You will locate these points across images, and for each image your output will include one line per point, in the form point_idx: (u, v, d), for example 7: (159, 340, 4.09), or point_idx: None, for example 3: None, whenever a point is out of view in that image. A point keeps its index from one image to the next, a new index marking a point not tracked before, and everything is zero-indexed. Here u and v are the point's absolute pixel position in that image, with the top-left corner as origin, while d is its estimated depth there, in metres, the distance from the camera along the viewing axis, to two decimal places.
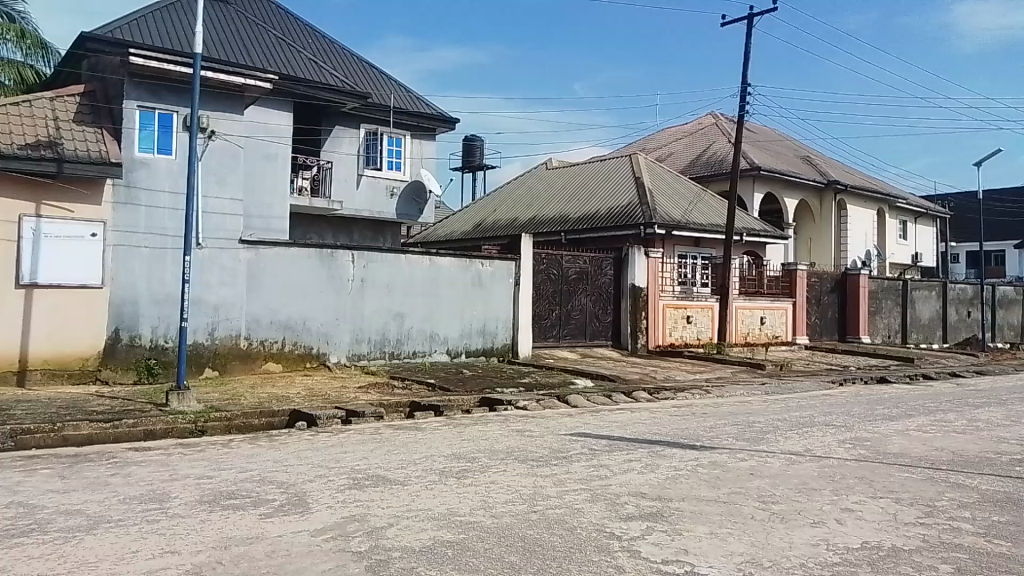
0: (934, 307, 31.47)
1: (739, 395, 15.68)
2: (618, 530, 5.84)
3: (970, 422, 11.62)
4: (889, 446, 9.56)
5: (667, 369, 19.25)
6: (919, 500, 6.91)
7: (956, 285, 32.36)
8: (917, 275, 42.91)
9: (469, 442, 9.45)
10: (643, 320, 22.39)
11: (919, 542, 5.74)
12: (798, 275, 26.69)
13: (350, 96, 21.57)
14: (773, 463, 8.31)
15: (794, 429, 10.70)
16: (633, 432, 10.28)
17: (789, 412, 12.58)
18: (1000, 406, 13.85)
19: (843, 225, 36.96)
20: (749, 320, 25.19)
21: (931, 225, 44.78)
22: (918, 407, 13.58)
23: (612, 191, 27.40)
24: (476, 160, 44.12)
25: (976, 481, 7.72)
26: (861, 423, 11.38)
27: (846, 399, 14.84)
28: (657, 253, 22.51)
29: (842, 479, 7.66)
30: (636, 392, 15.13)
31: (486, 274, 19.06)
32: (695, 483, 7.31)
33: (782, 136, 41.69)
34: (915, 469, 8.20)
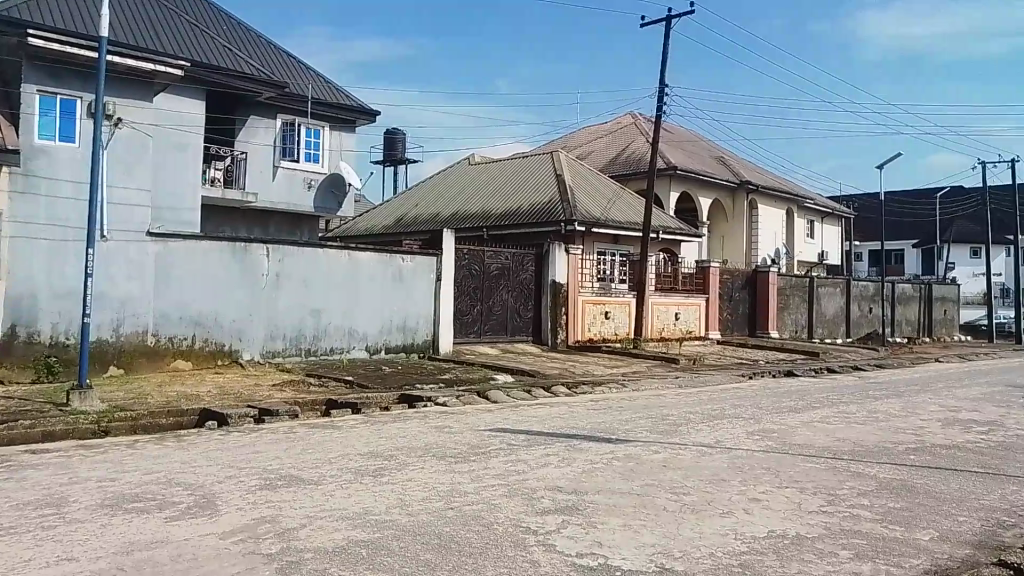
0: (838, 304, 32.86)
1: (653, 389, 16.03)
2: (533, 525, 5.87)
3: (869, 413, 12.20)
4: (794, 437, 9.95)
5: (585, 364, 19.50)
6: (821, 489, 7.20)
7: (858, 282, 33.85)
8: (823, 273, 44.79)
9: (387, 440, 9.35)
10: (563, 316, 22.62)
11: (822, 529, 5.97)
12: (711, 272, 27.45)
13: (266, 85, 21.03)
14: (685, 456, 8.51)
15: (705, 422, 11.01)
16: (550, 427, 10.37)
17: (700, 405, 12.93)
18: (896, 398, 14.58)
19: (755, 224, 38.21)
20: (665, 315, 25.78)
21: (836, 225, 46.80)
22: (822, 399, 14.17)
23: (534, 188, 27.59)
24: (397, 153, 43.70)
25: (873, 469, 8.11)
26: (769, 415, 11.81)
27: (754, 392, 15.37)
28: (577, 249, 22.73)
29: (750, 469, 7.92)
30: (555, 386, 15.27)
31: (407, 269, 18.87)
32: (611, 476, 7.43)
33: (697, 136, 42.82)
34: (819, 459, 8.56)
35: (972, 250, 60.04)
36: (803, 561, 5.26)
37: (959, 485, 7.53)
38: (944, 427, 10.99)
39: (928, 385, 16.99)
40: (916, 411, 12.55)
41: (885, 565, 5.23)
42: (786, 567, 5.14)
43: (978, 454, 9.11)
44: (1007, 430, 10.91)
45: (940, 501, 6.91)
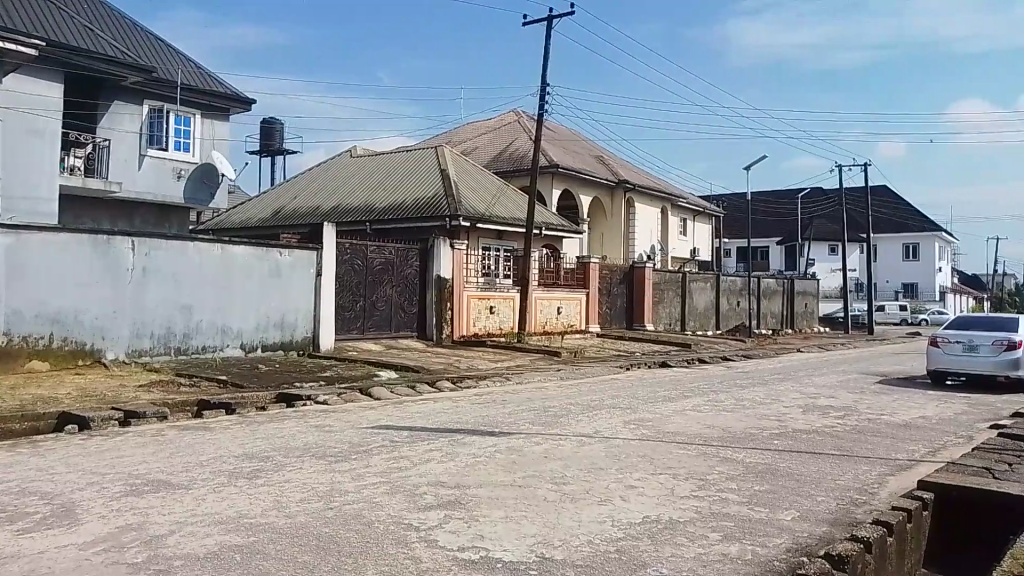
0: (709, 298, 34.40)
1: (536, 382, 16.29)
2: (415, 521, 5.84)
3: (736, 401, 12.87)
4: (668, 425, 10.35)
5: (469, 359, 19.54)
6: (693, 474, 7.53)
7: (727, 277, 35.55)
8: (695, 268, 46.77)
9: (263, 440, 9.04)
10: (448, 311, 22.58)
11: (693, 513, 6.24)
12: (592, 268, 28.14)
13: (132, 69, 19.86)
14: (566, 446, 8.69)
15: (585, 413, 11.28)
16: (433, 422, 10.34)
17: (581, 397, 13.25)
18: (762, 386, 15.43)
19: (632, 221, 39.42)
20: (547, 310, 26.21)
21: (708, 223, 48.96)
22: (693, 388, 14.84)
23: (417, 182, 27.40)
24: (275, 143, 42.33)
25: (740, 454, 8.56)
26: (645, 405, 12.24)
27: (631, 383, 15.89)
28: (462, 245, 22.73)
29: (627, 457, 8.19)
30: (438, 381, 15.25)
31: (285, 264, 18.32)
32: (493, 469, 7.49)
33: (578, 135, 43.74)
34: (690, 445, 8.95)
35: (830, 247, 64.25)
36: (675, 545, 5.48)
37: (817, 467, 8.05)
38: (804, 413, 11.71)
39: (790, 374, 18.08)
40: (778, 399, 13.34)
41: (751, 546, 5.52)
42: (660, 551, 5.34)
43: (833, 437, 9.77)
44: (860, 415, 11.76)
45: (799, 482, 7.38)
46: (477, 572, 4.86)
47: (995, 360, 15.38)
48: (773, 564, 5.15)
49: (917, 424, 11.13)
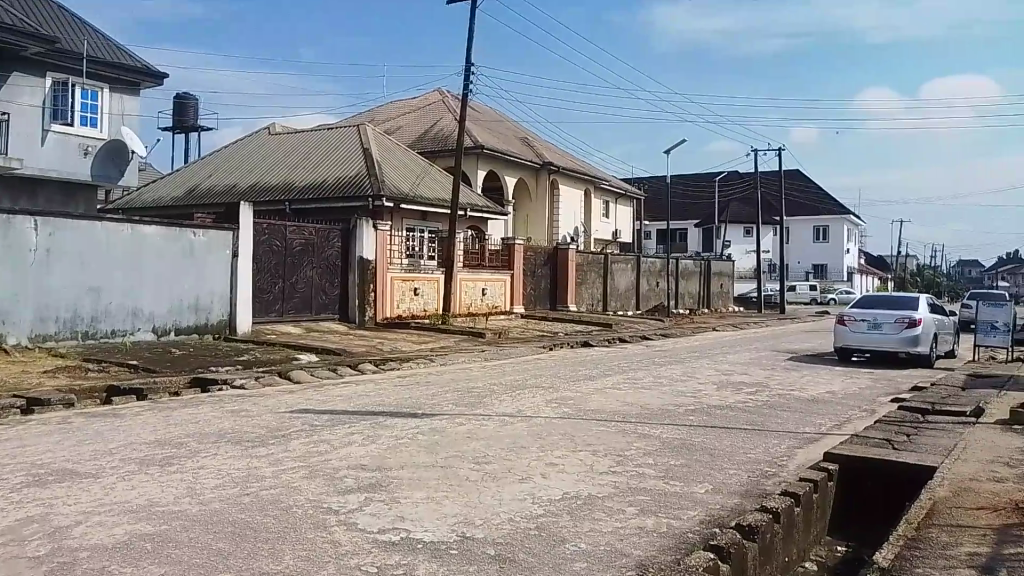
0: (630, 279, 35.02)
1: (460, 362, 16.32)
2: (334, 505, 5.78)
3: (654, 379, 13.20)
4: (589, 403, 10.52)
5: (393, 341, 19.34)
6: (612, 450, 7.69)
7: (648, 259, 36.21)
8: (617, 250, 47.53)
9: (176, 427, 8.76)
10: (371, 293, 22.32)
11: (611, 489, 6.38)
12: (516, 249, 28.27)
13: (33, 37, 18.82)
14: (489, 426, 8.73)
15: (508, 392, 11.37)
16: (355, 405, 10.23)
17: (504, 377, 13.36)
18: (679, 364, 15.86)
19: (556, 202, 39.69)
20: (472, 291, 26.20)
21: (629, 205, 49.76)
22: (613, 367, 15.13)
23: (338, 160, 26.91)
24: (188, 119, 40.81)
25: (658, 430, 8.78)
26: (567, 384, 12.43)
27: (553, 362, 16.09)
28: (385, 225, 22.45)
29: (549, 436, 8.28)
30: (361, 364, 15.10)
31: (199, 245, 17.74)
32: (415, 451, 7.46)
33: (502, 116, 43.69)
34: (610, 423, 9.13)
35: (745, 230, 66.32)
36: (593, 520, 5.58)
37: (731, 441, 8.33)
38: (719, 389, 12.09)
39: (706, 352, 18.65)
40: (694, 376, 13.75)
41: (666, 519, 5.67)
42: (579, 526, 5.44)
43: (746, 412, 10.12)
44: (770, 390, 12.23)
45: (713, 456, 7.62)
46: (398, 554, 4.84)
47: (897, 336, 16.18)
48: (687, 536, 5.32)
49: (824, 398, 11.64)
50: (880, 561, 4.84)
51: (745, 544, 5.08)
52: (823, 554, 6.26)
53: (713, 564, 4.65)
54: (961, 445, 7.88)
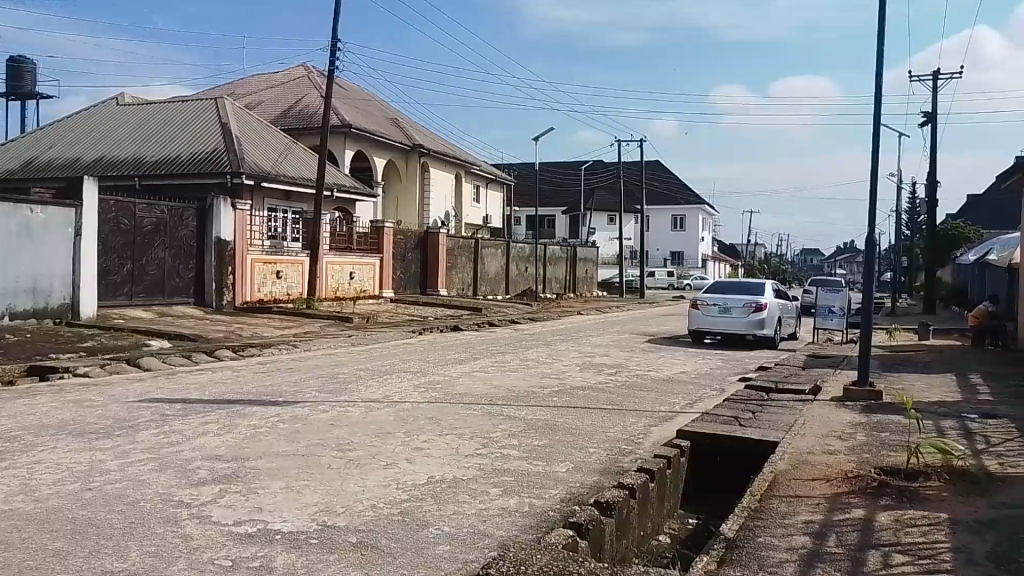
0: (499, 264, 35.29)
1: (325, 348, 15.95)
2: (186, 498, 5.51)
3: (521, 361, 13.41)
4: (456, 387, 10.55)
5: (254, 326, 18.62)
6: (477, 433, 7.74)
7: (517, 244, 36.62)
8: (487, 235, 47.81)
9: (9, 419, 8.06)
10: (229, 276, 21.39)
11: (476, 471, 6.44)
12: (385, 232, 27.90)
13: None
14: (353, 413, 8.58)
15: (374, 378, 11.23)
16: (212, 393, 9.79)
17: (370, 362, 13.15)
18: (545, 346, 16.21)
19: (426, 185, 39.40)
20: (338, 275, 25.63)
21: (499, 190, 50.12)
22: (481, 350, 15.24)
23: (194, 134, 25.57)
24: (25, 85, 37.48)
25: (523, 412, 8.93)
26: (434, 367, 12.40)
27: (421, 346, 16.03)
28: (245, 205, 21.52)
29: (414, 420, 8.24)
30: (218, 350, 14.46)
31: (38, 223, 16.30)
32: (274, 439, 7.23)
33: (371, 96, 42.82)
34: (476, 406, 9.19)
35: (609, 217, 68.49)
36: (457, 503, 5.61)
37: (592, 421, 8.59)
38: (582, 371, 12.46)
39: (571, 335, 19.16)
40: (559, 358, 14.08)
41: (528, 498, 5.78)
42: (443, 510, 5.45)
43: (607, 393, 10.47)
44: (630, 371, 12.73)
45: (574, 436, 7.83)
46: (254, 546, 4.68)
47: (745, 320, 17.19)
48: (548, 515, 5.44)
49: (678, 378, 12.23)
50: (725, 531, 5.14)
51: (603, 519, 5.25)
52: (676, 527, 6.58)
53: (572, 540, 4.77)
54: (800, 421, 8.50)
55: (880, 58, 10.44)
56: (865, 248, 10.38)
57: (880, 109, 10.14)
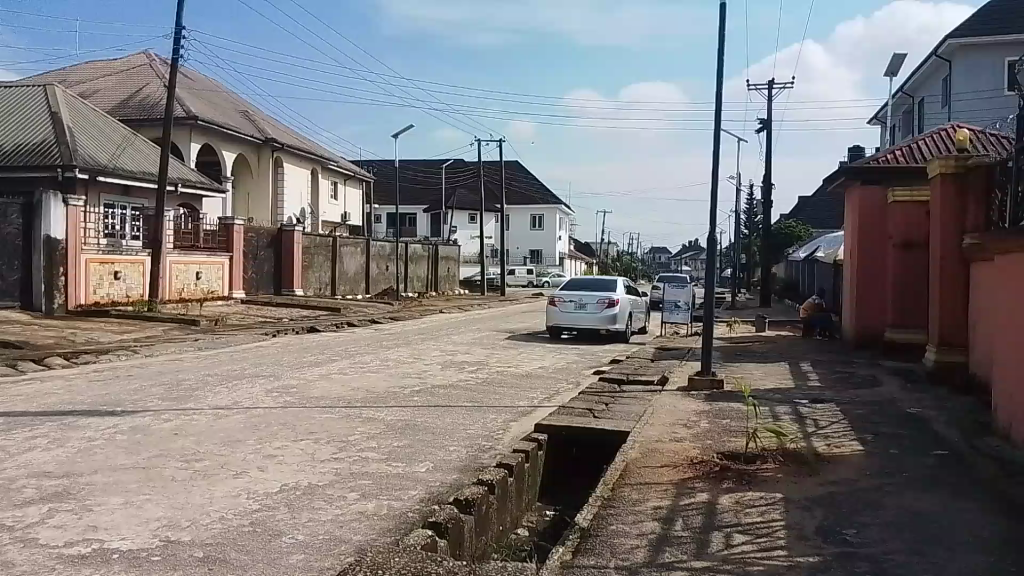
0: (358, 262, 34.60)
1: (170, 353, 15.09)
2: (9, 520, 5.04)
3: (381, 362, 13.23)
4: (312, 390, 10.26)
5: (89, 331, 17.34)
6: (334, 437, 7.56)
7: (376, 242, 36.08)
8: (345, 233, 46.86)
9: None
10: (61, 277, 19.82)
11: (333, 476, 6.28)
12: (235, 230, 26.72)
13: None
14: (201, 420, 8.17)
15: (224, 383, 10.73)
16: (41, 405, 9.02)
17: (219, 367, 12.60)
18: (405, 346, 16.07)
19: (280, 182, 38.13)
20: (184, 275, 24.31)
21: (358, 187, 49.20)
22: (339, 351, 14.92)
23: (21, 124, 23.44)
24: None
25: (382, 413, 8.81)
26: (288, 371, 12.01)
27: (275, 349, 15.49)
28: (78, 201, 19.96)
29: (267, 427, 7.94)
30: (48, 358, 13.35)
31: None
32: (113, 452, 6.76)
33: (219, 87, 40.88)
34: (334, 409, 8.98)
35: (470, 216, 69.00)
36: (312, 509, 5.46)
37: (452, 420, 8.59)
38: (442, 370, 12.42)
39: (431, 334, 19.11)
40: (420, 357, 14.01)
41: (387, 500, 5.72)
42: (297, 518, 5.28)
43: (467, 390, 10.53)
44: (490, 368, 12.85)
45: (435, 435, 7.81)
46: (87, 569, 4.34)
47: (599, 315, 17.79)
48: (406, 516, 5.40)
49: (536, 373, 12.47)
50: (580, 521, 5.28)
51: (462, 517, 5.26)
52: (534, 520, 6.69)
53: (431, 540, 4.74)
54: (649, 411, 8.87)
55: (720, 67, 11.07)
56: (708, 246, 10.98)
57: (721, 115, 10.75)
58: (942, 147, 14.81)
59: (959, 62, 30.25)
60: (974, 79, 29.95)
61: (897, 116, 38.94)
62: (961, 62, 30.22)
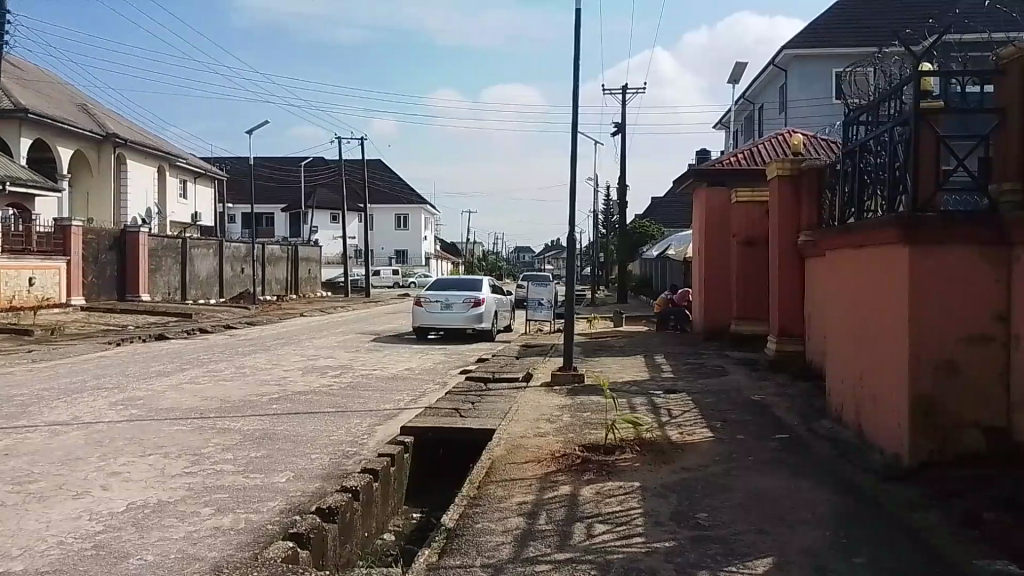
0: (211, 265, 33.07)
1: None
2: None
3: (236, 369, 12.71)
4: (162, 401, 9.71)
5: None
6: (187, 450, 7.19)
7: (231, 244, 34.60)
8: (197, 234, 44.62)
9: None
10: None
11: (185, 491, 5.96)
12: (72, 232, 24.87)
13: None
14: (35, 439, 7.53)
15: (61, 397, 9.96)
16: None
17: (56, 380, 11.68)
18: (262, 352, 15.51)
19: (123, 180, 36.07)
20: (14, 281, 22.35)
21: (210, 185, 46.93)
22: (191, 360, 14.20)
23: None
24: None
25: (239, 423, 8.46)
26: (135, 382, 11.30)
27: (118, 359, 14.52)
28: None
29: (111, 442, 7.44)
30: None
31: None
32: None
33: (52, 77, 37.86)
34: (186, 420, 8.53)
35: (331, 216, 67.56)
36: (163, 528, 5.16)
37: (313, 427, 8.36)
38: (303, 375, 12.07)
39: (290, 338, 18.54)
40: (279, 363, 13.56)
41: (245, 514, 5.50)
42: (145, 538, 4.97)
43: (329, 395, 10.29)
44: (353, 371, 12.63)
45: (296, 443, 7.59)
46: None
47: (465, 315, 17.85)
48: (266, 529, 5.21)
49: (400, 375, 12.37)
50: (447, 521, 5.28)
51: (325, 526, 5.13)
52: (400, 523, 6.63)
53: (292, 552, 4.60)
54: (513, 408, 9.00)
55: (576, 71, 11.38)
56: (568, 245, 11.26)
57: (578, 118, 11.06)
58: (778, 151, 15.86)
59: (794, 72, 32.57)
60: (807, 88, 32.39)
61: (740, 121, 41.44)
62: (796, 71, 32.52)
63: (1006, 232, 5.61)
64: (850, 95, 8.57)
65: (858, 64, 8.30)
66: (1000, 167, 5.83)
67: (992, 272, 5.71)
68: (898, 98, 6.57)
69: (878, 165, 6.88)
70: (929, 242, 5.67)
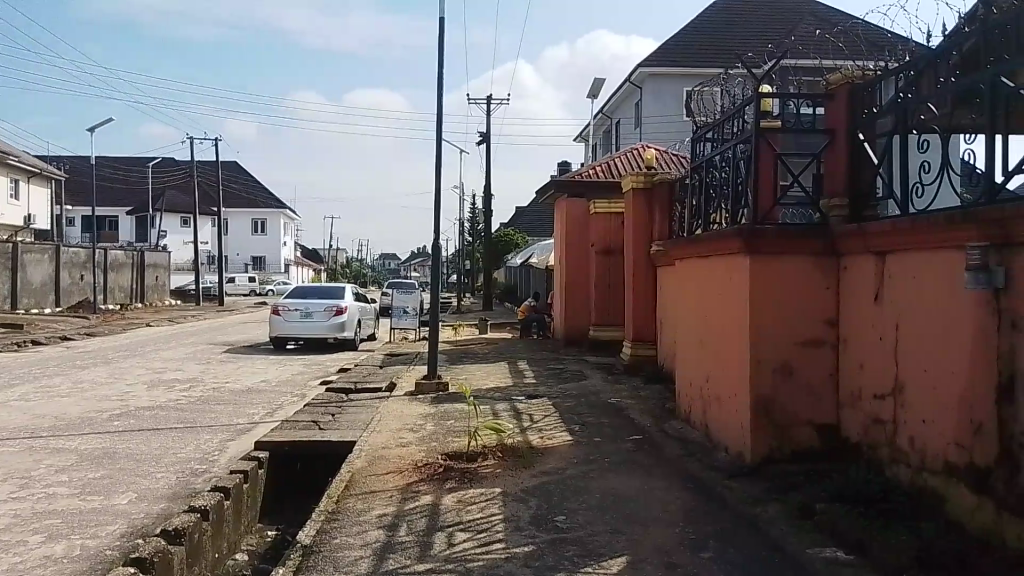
0: (46, 272, 30.56)
1: None
2: None
3: (73, 384, 11.77)
4: None
5: None
6: (13, 474, 6.58)
7: (68, 249, 32.05)
8: (29, 238, 41.11)
9: None
10: None
11: (11, 519, 5.46)
12: None
13: None
14: None
15: None
16: None
17: None
18: (103, 365, 14.45)
19: None
20: None
21: (46, 185, 43.36)
22: (21, 374, 13.02)
23: None
24: None
25: (75, 442, 7.83)
26: None
27: None
28: None
29: None
30: None
31: None
32: None
33: None
34: (13, 442, 7.80)
35: (182, 220, 64.14)
36: None
37: (159, 444, 7.87)
38: (148, 390, 11.34)
39: (135, 350, 17.41)
40: (122, 377, 12.68)
41: (81, 540, 5.10)
42: None
43: (178, 410, 9.73)
44: (204, 385, 11.98)
45: (139, 462, 7.12)
46: None
47: (325, 324, 17.39)
48: (104, 555, 4.85)
49: (256, 387, 11.86)
50: (302, 538, 5.10)
51: (171, 549, 4.83)
52: (254, 542, 6.35)
53: None
54: (374, 418, 8.83)
55: (440, 78, 11.38)
56: (432, 253, 11.21)
57: (442, 126, 11.06)
58: (633, 164, 16.48)
59: (649, 90, 34.09)
60: (660, 105, 33.99)
61: (599, 135, 42.81)
62: (650, 89, 33.99)
63: (835, 243, 6.07)
64: (699, 113, 9.02)
65: (706, 84, 8.76)
66: (830, 184, 6.32)
67: (823, 279, 6.15)
68: (741, 117, 7.02)
69: (722, 179, 7.31)
70: (764, 252, 6.08)
